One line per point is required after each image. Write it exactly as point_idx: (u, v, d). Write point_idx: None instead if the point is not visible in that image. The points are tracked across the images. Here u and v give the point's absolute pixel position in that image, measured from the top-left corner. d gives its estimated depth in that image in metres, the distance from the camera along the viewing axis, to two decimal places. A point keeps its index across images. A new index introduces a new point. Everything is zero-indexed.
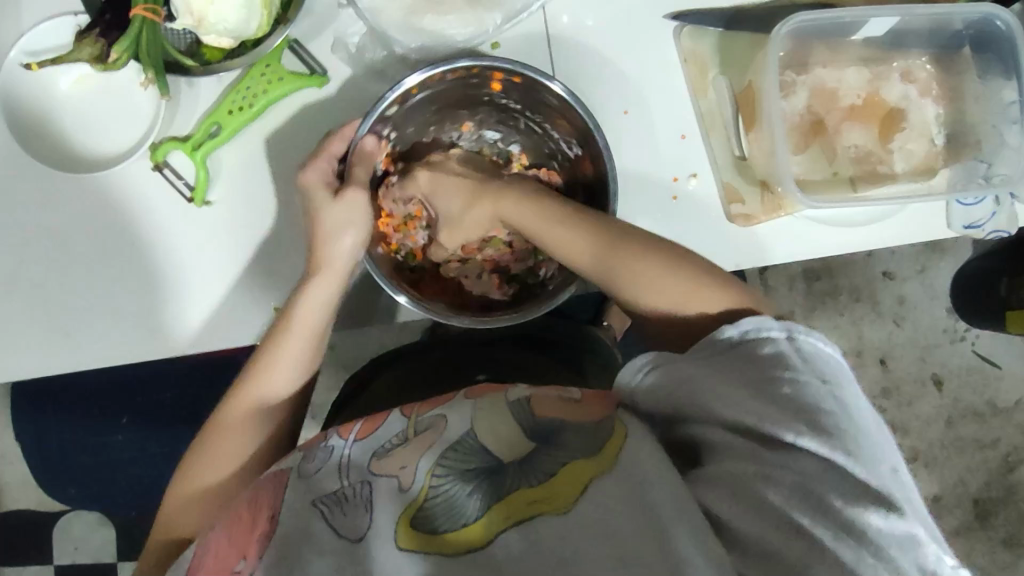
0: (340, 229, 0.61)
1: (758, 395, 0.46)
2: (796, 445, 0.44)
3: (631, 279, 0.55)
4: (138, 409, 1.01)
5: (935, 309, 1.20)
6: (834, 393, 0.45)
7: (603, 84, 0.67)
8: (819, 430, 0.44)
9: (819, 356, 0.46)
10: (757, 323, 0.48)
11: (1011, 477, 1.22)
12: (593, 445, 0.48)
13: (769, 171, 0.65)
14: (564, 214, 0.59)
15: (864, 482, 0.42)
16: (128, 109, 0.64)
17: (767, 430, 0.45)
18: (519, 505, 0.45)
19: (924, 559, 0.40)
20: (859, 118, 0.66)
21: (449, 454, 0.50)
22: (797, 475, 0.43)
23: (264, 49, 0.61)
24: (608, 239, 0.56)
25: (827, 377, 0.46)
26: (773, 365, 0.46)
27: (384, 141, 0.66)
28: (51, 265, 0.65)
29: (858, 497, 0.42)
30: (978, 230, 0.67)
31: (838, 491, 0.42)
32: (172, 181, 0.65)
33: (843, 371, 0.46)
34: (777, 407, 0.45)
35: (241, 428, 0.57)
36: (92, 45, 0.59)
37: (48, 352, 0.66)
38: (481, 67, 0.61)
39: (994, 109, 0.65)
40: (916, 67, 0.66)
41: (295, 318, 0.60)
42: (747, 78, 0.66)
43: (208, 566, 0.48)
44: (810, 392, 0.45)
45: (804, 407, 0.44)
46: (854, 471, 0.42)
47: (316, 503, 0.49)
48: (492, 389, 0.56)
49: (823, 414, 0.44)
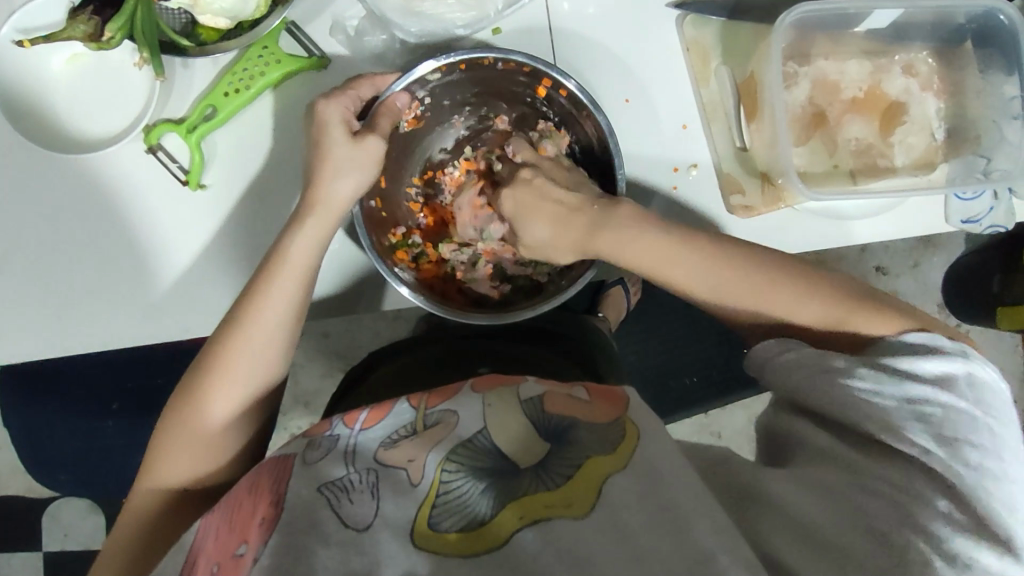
0: (344, 169, 0.60)
1: (903, 405, 0.50)
2: (925, 460, 0.48)
3: (766, 306, 0.58)
4: (129, 396, 1.00)
5: (926, 304, 1.21)
6: (992, 428, 0.49)
7: (605, 72, 0.67)
8: (959, 453, 0.48)
9: (988, 390, 0.50)
10: (932, 341, 0.53)
11: None
12: (604, 442, 0.49)
13: (770, 163, 0.64)
14: (695, 257, 0.59)
15: (983, 519, 0.45)
16: (122, 89, 0.63)
17: (896, 438, 0.49)
18: (535, 507, 0.45)
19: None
20: (861, 110, 0.65)
21: (459, 450, 0.49)
22: (908, 492, 0.47)
23: (261, 30, 0.60)
24: (756, 281, 0.58)
25: (990, 413, 0.49)
26: (935, 381, 0.50)
27: (415, 103, 0.65)
28: (42, 248, 0.64)
29: (975, 531, 0.45)
30: (975, 224, 0.68)
31: (951, 519, 0.45)
32: (165, 163, 0.63)
33: (1004, 408, 0.50)
34: (922, 422, 0.49)
35: (228, 378, 0.57)
36: (85, 23, 0.57)
37: (39, 336, 0.65)
38: (531, 67, 0.61)
39: (995, 104, 0.64)
40: (918, 61, 0.66)
41: (286, 261, 0.58)
42: (748, 68, 0.65)
43: (210, 548, 0.48)
44: (967, 418, 0.49)
45: (952, 429, 0.48)
46: (980, 501, 0.46)
47: (322, 490, 0.48)
48: (500, 382, 0.56)
49: (969, 441, 0.48)
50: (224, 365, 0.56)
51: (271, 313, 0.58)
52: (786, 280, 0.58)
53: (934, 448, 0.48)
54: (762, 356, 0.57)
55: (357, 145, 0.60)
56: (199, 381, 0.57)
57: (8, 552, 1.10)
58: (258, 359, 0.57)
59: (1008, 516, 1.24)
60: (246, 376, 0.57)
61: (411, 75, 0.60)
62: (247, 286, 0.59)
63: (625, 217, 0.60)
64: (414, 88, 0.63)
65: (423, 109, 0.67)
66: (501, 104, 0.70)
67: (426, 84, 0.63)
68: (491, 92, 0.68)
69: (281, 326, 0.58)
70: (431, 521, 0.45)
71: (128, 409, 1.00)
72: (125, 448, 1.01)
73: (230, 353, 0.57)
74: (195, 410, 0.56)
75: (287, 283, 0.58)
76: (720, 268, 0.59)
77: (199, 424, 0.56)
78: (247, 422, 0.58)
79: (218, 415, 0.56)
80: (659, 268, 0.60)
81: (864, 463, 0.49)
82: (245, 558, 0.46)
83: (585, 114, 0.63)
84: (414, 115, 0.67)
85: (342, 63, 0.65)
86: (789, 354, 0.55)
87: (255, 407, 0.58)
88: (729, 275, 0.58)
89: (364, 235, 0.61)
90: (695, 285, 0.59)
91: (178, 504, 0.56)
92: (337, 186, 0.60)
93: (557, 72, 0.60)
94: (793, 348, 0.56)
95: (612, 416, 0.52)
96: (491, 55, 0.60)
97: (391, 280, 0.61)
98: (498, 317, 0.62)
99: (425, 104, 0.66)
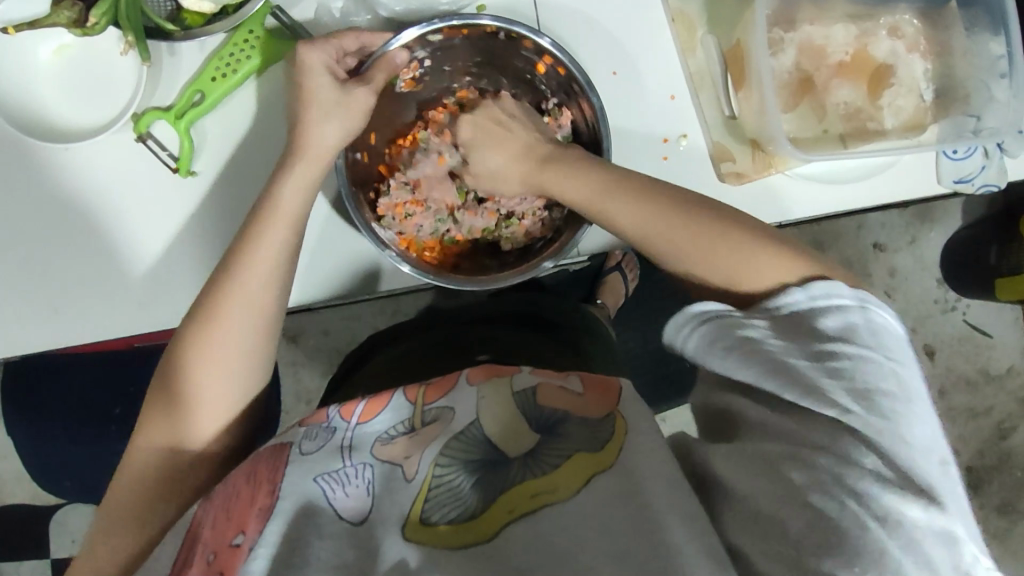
0: (331, 116, 0.60)
1: (822, 367, 0.48)
2: (842, 418, 0.46)
3: (684, 249, 0.57)
4: (131, 398, 1.00)
5: (926, 279, 1.21)
6: (894, 371, 0.47)
7: (592, 45, 0.67)
8: (875, 406, 0.46)
9: (888, 332, 0.48)
10: (827, 290, 0.50)
11: (1003, 444, 1.23)
12: (593, 440, 0.48)
13: (759, 129, 0.63)
14: (616, 189, 0.59)
15: (913, 477, 0.44)
16: (109, 77, 0.63)
17: (810, 408, 0.47)
18: (523, 498, 0.46)
19: (960, 559, 0.42)
20: (848, 74, 0.65)
21: (453, 443, 0.49)
22: (833, 456, 0.45)
23: (246, 11, 0.61)
24: (661, 208, 0.58)
25: (890, 355, 0.47)
26: (842, 333, 0.48)
27: (415, 63, 0.66)
28: (35, 244, 0.64)
29: (909, 490, 0.43)
30: (967, 185, 0.68)
31: (883, 478, 0.44)
32: (156, 152, 0.63)
33: (907, 351, 0.48)
34: (835, 378, 0.47)
35: (217, 326, 0.55)
36: (69, 9, 0.56)
37: (36, 330, 0.65)
38: (533, 41, 0.61)
39: (982, 64, 0.64)
40: (903, 23, 0.66)
41: (278, 217, 0.58)
42: (735, 36, 0.63)
43: (205, 538, 0.47)
44: (874, 370, 0.47)
45: (874, 384, 0.46)
46: (903, 459, 0.44)
47: (317, 480, 0.48)
48: (497, 371, 0.54)
49: (881, 393, 0.46)
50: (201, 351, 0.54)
51: (249, 288, 0.55)
52: (711, 222, 0.56)
53: (851, 405, 0.46)
54: (674, 330, 0.55)
55: (344, 94, 0.60)
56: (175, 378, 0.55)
57: (15, 560, 1.10)
58: (248, 306, 0.55)
59: (1019, 490, 1.23)
60: (238, 323, 0.55)
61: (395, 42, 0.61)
62: (227, 256, 0.57)
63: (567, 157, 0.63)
64: (412, 48, 0.63)
65: (423, 72, 0.68)
66: (503, 78, 0.70)
67: (428, 45, 0.64)
68: (492, 64, 0.69)
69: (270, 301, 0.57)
70: (422, 514, 0.46)
71: (130, 412, 1.00)
72: None
73: (223, 300, 0.55)
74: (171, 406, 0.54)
75: (276, 230, 0.57)
76: (637, 203, 0.58)
77: (177, 418, 0.54)
78: (241, 377, 0.56)
79: (201, 406, 0.54)
80: (595, 198, 0.60)
81: (789, 427, 0.48)
82: (243, 548, 0.45)
83: (577, 92, 0.64)
84: (413, 75, 0.67)
85: None
86: (704, 325, 0.53)
87: (247, 359, 0.56)
88: (644, 196, 0.58)
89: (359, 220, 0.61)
90: (623, 223, 0.59)
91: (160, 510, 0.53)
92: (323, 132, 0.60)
93: (555, 48, 0.60)
94: (711, 321, 0.53)
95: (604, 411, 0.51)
96: (497, 24, 0.60)
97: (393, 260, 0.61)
98: (501, 282, 0.62)
99: (425, 64, 0.67)
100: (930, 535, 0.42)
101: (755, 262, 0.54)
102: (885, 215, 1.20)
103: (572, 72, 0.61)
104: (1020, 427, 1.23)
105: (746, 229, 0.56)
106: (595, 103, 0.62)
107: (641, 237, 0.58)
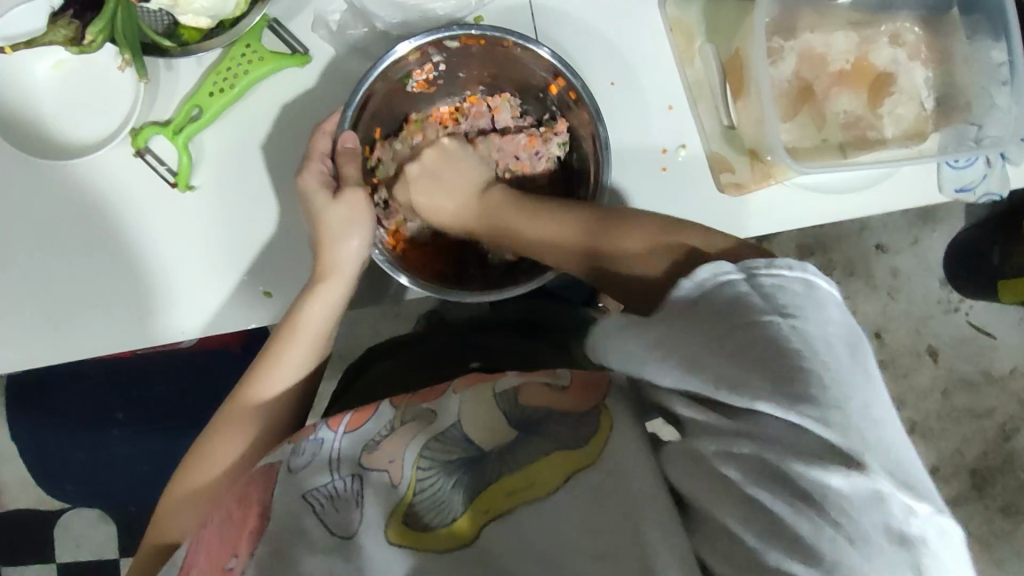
0: (341, 231, 0.60)
1: (721, 346, 0.42)
2: (761, 408, 0.40)
3: (602, 254, 0.56)
4: (133, 405, 1.01)
5: (929, 280, 1.20)
6: (798, 329, 0.40)
7: (592, 55, 0.67)
8: (780, 386, 0.39)
9: (782, 288, 0.42)
10: (712, 268, 0.44)
11: (1008, 446, 1.22)
12: (575, 436, 0.46)
13: (758, 139, 0.63)
14: (546, 218, 0.60)
15: (830, 443, 0.38)
16: (108, 93, 0.63)
17: (721, 401, 0.41)
18: (498, 497, 0.46)
19: (890, 516, 0.36)
20: (848, 83, 0.65)
21: (432, 444, 0.49)
22: (758, 443, 0.40)
23: (241, 28, 0.60)
24: (580, 231, 0.58)
25: (797, 316, 0.41)
26: (734, 308, 0.42)
27: (428, 67, 0.65)
28: (36, 256, 0.64)
29: (822, 456, 0.38)
30: (970, 193, 0.67)
31: (803, 452, 0.38)
32: (155, 167, 0.64)
33: (815, 302, 0.41)
34: (747, 359, 0.41)
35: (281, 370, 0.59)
36: (66, 27, 0.57)
37: (35, 344, 0.65)
38: (550, 63, 0.60)
39: (983, 71, 0.64)
40: (904, 30, 0.65)
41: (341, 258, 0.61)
42: (734, 44, 0.63)
43: (198, 560, 0.48)
44: (770, 335, 0.40)
45: (765, 355, 0.40)
46: (817, 431, 0.38)
47: (306, 496, 0.48)
48: (481, 376, 0.53)
49: (784, 360, 0.40)
50: (248, 398, 0.58)
51: (308, 330, 0.60)
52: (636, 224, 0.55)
53: (765, 392, 0.40)
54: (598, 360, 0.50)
55: (342, 198, 0.60)
56: (222, 423, 0.58)
57: (22, 565, 1.10)
58: (307, 349, 0.60)
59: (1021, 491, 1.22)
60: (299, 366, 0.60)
61: (388, 57, 0.59)
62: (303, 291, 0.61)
63: (494, 204, 0.64)
64: (429, 51, 0.62)
65: (437, 75, 0.67)
66: (519, 92, 0.69)
67: (444, 50, 0.63)
68: (509, 77, 0.68)
69: (315, 340, 0.60)
70: (406, 517, 0.46)
71: (132, 418, 1.01)
72: (131, 459, 1.01)
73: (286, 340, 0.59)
74: (209, 452, 0.57)
75: (335, 278, 0.61)
76: (560, 227, 0.60)
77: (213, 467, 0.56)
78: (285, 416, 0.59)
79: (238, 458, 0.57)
80: (523, 233, 0.61)
81: (724, 426, 0.42)
82: (236, 571, 0.46)
83: (582, 114, 0.63)
84: (425, 77, 0.66)
85: (326, 59, 0.65)
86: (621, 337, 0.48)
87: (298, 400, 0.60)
88: (568, 225, 0.58)
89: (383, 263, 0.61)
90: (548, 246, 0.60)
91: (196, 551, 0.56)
92: (325, 209, 0.60)
93: (562, 63, 0.60)
94: (625, 338, 0.47)
95: (586, 405, 0.49)
96: (518, 40, 0.59)
97: (389, 269, 0.60)
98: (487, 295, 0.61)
99: (440, 68, 0.66)
100: (861, 504, 0.36)
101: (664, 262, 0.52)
102: (888, 216, 1.19)
103: (569, 79, 0.60)
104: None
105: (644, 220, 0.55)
106: (601, 129, 0.60)
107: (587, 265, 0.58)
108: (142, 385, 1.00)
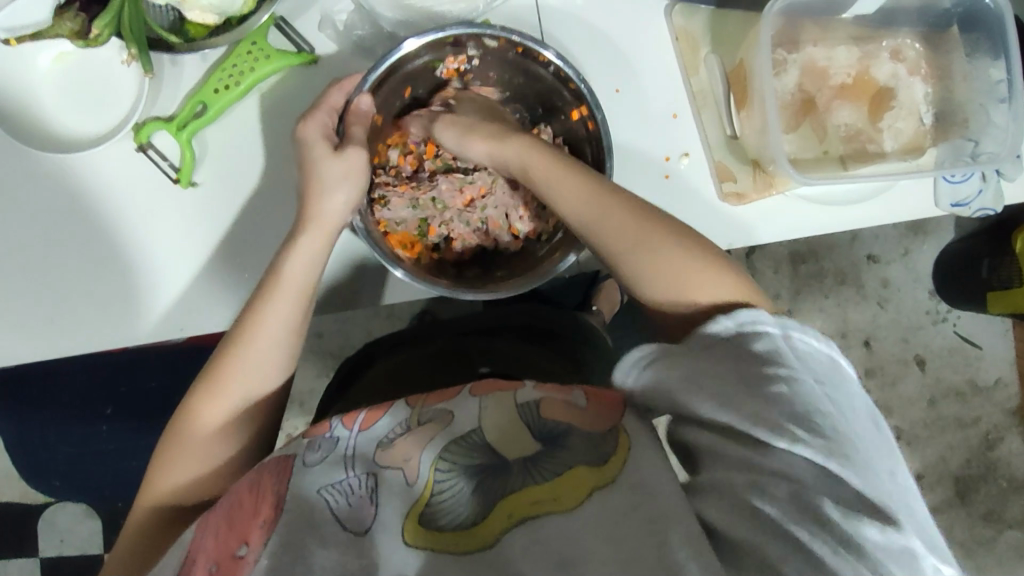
0: (331, 190, 0.59)
1: (749, 390, 0.46)
2: (791, 449, 0.44)
3: (619, 256, 0.54)
4: (123, 400, 0.99)
5: (918, 291, 1.22)
6: (827, 395, 0.45)
7: (598, 62, 0.67)
8: (816, 433, 0.44)
9: (817, 359, 0.46)
10: (751, 316, 0.48)
11: (991, 454, 1.24)
12: (597, 452, 0.47)
13: (760, 149, 0.64)
14: (583, 198, 0.55)
15: (869, 498, 0.42)
16: (109, 86, 0.63)
17: (755, 436, 0.45)
18: (521, 504, 0.45)
19: None
20: (849, 96, 0.66)
21: (453, 446, 0.48)
22: (795, 486, 0.43)
23: (250, 25, 0.60)
24: (623, 219, 0.54)
25: (821, 379, 0.45)
26: (768, 361, 0.46)
27: (461, 57, 0.64)
28: (35, 248, 0.64)
29: (865, 510, 0.42)
30: (965, 208, 0.69)
31: (838, 496, 0.42)
32: (156, 161, 0.63)
33: (839, 366, 0.46)
34: (776, 408, 0.45)
35: (256, 349, 0.57)
36: (72, 20, 0.58)
37: (27, 339, 0.64)
38: (576, 86, 0.61)
39: (981, 87, 0.65)
40: (905, 47, 0.66)
41: (321, 212, 0.59)
42: (737, 56, 0.65)
43: (206, 545, 0.47)
44: (808, 392, 0.45)
45: (803, 409, 0.44)
46: (859, 486, 0.42)
47: (319, 492, 0.47)
48: (500, 386, 0.52)
49: (818, 414, 0.44)
50: (220, 375, 0.56)
51: (286, 301, 0.58)
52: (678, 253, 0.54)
53: (798, 437, 0.44)
54: (620, 372, 0.52)
55: (340, 159, 0.60)
56: (207, 383, 0.56)
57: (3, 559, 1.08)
58: (288, 327, 0.58)
59: (1004, 498, 1.23)
60: (275, 345, 0.57)
61: (394, 53, 0.59)
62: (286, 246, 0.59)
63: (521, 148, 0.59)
64: (463, 43, 0.62)
65: (467, 68, 0.66)
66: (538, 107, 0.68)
67: (481, 46, 0.63)
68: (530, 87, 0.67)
69: (298, 299, 0.58)
70: (423, 516, 0.46)
71: (121, 413, 0.99)
72: (114, 453, 0.99)
73: (263, 314, 0.57)
74: (194, 412, 0.56)
75: (314, 241, 0.59)
76: (602, 209, 0.55)
77: (189, 447, 0.55)
78: (256, 395, 0.57)
79: (208, 444, 0.55)
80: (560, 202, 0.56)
81: (741, 454, 0.45)
82: (247, 559, 0.45)
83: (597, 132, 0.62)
84: (456, 67, 0.66)
85: (328, 60, 0.65)
86: (653, 363, 0.50)
87: (275, 382, 0.58)
88: (610, 218, 0.54)
89: (367, 239, 0.60)
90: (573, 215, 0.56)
91: (185, 513, 0.55)
92: (320, 167, 0.59)
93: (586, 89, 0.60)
94: (658, 360, 0.50)
95: (606, 424, 0.49)
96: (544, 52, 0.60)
97: (383, 260, 0.59)
98: (452, 288, 0.61)
99: (472, 62, 0.65)
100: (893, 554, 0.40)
101: (689, 283, 0.52)
102: (880, 227, 1.21)
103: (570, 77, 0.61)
104: (1007, 437, 1.24)
105: (673, 241, 0.53)
106: (602, 132, 0.61)
107: (594, 237, 0.55)
108: (134, 380, 0.99)
